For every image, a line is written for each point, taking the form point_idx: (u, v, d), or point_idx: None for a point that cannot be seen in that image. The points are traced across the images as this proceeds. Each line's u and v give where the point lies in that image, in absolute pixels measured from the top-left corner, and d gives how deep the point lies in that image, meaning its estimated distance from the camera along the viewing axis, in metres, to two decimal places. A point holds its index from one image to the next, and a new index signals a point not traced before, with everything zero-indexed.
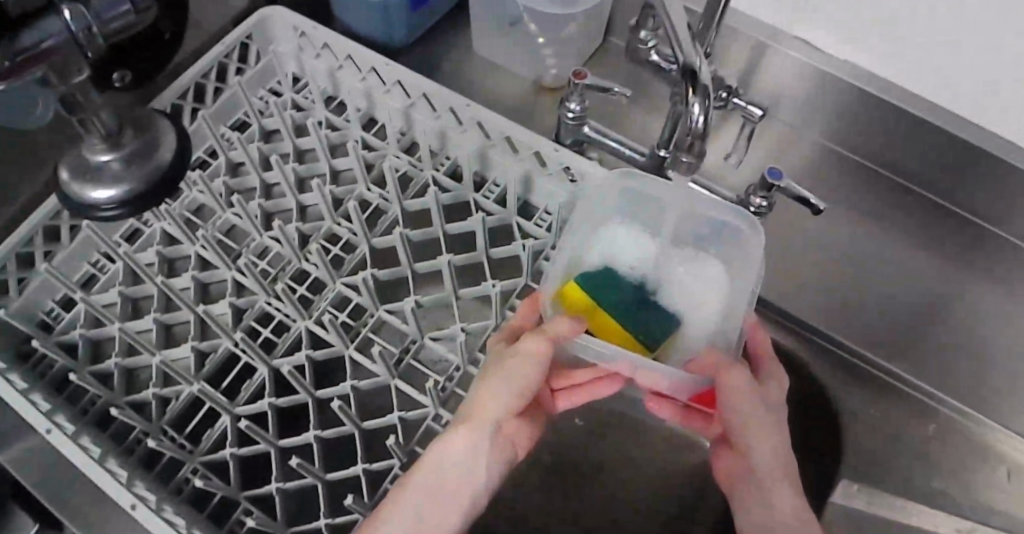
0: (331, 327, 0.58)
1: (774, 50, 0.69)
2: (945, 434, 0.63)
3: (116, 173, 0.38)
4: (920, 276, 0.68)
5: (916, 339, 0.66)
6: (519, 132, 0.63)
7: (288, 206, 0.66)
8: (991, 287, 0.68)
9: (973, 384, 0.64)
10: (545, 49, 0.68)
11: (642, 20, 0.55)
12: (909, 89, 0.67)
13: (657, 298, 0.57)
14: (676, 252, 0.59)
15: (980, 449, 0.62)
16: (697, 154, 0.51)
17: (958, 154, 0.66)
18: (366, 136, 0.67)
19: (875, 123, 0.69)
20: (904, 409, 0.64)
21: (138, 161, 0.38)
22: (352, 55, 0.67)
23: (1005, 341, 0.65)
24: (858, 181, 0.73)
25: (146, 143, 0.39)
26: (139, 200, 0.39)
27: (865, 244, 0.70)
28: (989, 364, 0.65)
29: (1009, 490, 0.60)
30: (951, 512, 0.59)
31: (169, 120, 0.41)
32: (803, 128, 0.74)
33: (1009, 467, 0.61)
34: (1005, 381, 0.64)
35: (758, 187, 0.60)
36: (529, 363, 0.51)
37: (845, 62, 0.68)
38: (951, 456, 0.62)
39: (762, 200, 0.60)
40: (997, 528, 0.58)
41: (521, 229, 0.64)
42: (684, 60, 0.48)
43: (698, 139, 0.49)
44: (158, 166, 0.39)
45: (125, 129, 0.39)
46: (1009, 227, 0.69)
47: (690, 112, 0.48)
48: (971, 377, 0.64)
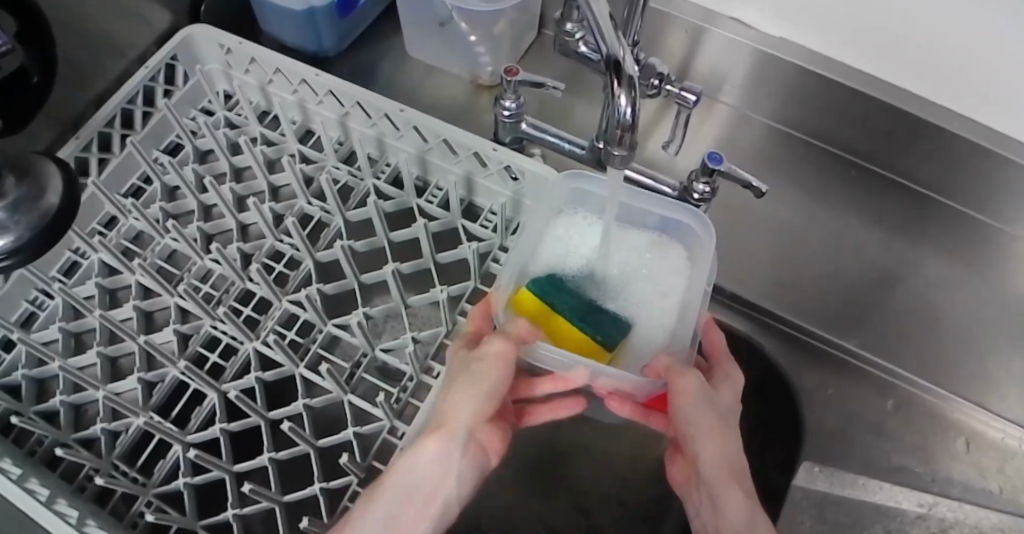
0: (278, 348, 0.55)
1: (708, 32, 0.68)
2: (902, 408, 0.63)
3: (2, 223, 0.39)
4: (869, 250, 0.68)
5: (871, 315, 0.66)
6: (456, 134, 0.61)
7: (228, 227, 0.64)
8: (938, 256, 0.68)
9: (927, 355, 0.64)
10: (477, 46, 0.67)
11: (567, 12, 0.53)
12: (846, 62, 0.66)
13: (610, 301, 0.56)
14: (632, 245, 0.57)
15: (937, 421, 0.62)
16: (628, 147, 0.47)
17: (899, 125, 0.66)
18: (303, 148, 0.66)
19: (815, 99, 0.69)
20: (860, 385, 0.64)
21: (23, 210, 0.39)
22: (280, 69, 0.66)
23: (955, 310, 0.66)
24: (803, 160, 0.73)
25: (32, 188, 0.40)
26: (27, 249, 0.39)
27: (814, 222, 0.70)
28: (942, 334, 0.65)
29: (968, 460, 0.61)
30: (913, 487, 0.59)
31: (56, 163, 0.41)
32: (745, 109, 0.74)
33: (966, 437, 0.62)
34: (956, 348, 0.64)
35: (701, 172, 0.56)
36: (495, 367, 0.49)
37: (780, 39, 0.67)
38: (910, 430, 0.62)
39: (706, 186, 0.57)
40: (956, 499, 0.59)
41: (467, 232, 0.62)
42: (607, 52, 0.43)
43: (629, 131, 0.46)
44: (46, 213, 0.40)
45: (8, 177, 0.39)
46: (952, 194, 0.69)
47: (616, 104, 0.45)
48: (924, 348, 0.64)
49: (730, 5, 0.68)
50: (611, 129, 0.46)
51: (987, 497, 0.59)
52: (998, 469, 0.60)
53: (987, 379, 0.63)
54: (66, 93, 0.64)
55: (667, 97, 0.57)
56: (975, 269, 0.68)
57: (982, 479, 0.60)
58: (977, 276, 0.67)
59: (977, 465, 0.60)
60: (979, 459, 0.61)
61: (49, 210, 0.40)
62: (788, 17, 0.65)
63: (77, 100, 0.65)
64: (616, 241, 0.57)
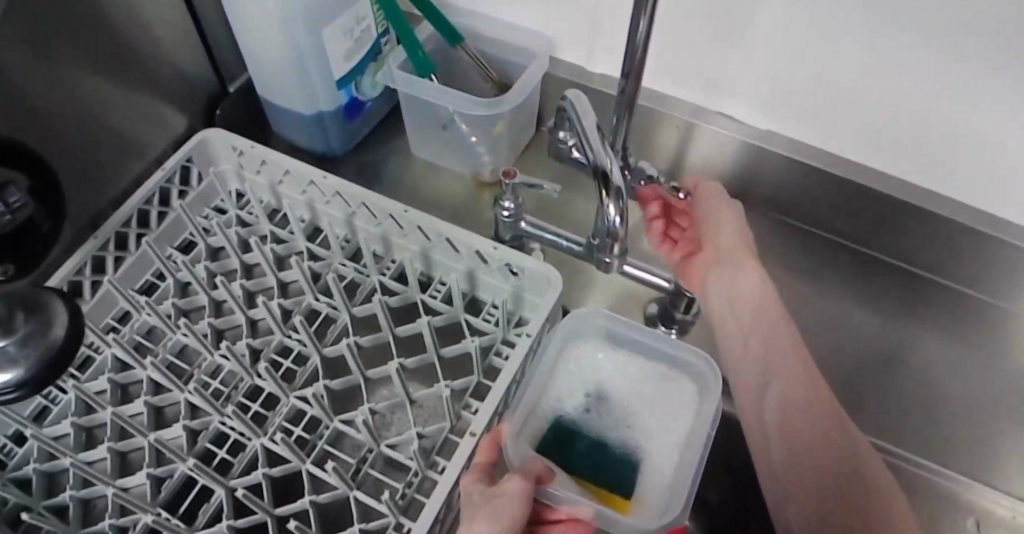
0: (284, 443, 0.56)
1: (697, 126, 0.71)
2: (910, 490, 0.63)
3: (12, 356, 0.45)
4: (863, 332, 0.70)
5: (871, 397, 0.66)
6: (457, 232, 0.64)
7: (238, 322, 0.66)
8: (933, 334, 0.70)
9: (932, 437, 0.64)
10: (478, 146, 0.70)
11: (557, 121, 0.55)
12: (830, 152, 0.69)
13: (614, 441, 0.51)
14: (635, 383, 0.54)
15: (947, 503, 0.62)
16: (620, 248, 0.50)
17: (885, 208, 0.68)
18: (311, 246, 0.68)
19: (802, 187, 0.71)
20: None
21: (32, 343, 0.46)
22: (290, 171, 0.69)
23: (953, 389, 0.67)
24: (794, 243, 0.75)
25: (40, 324, 0.47)
26: (34, 381, 0.45)
27: (810, 305, 0.72)
28: (942, 413, 0.65)
29: None
30: None
31: (63, 301, 0.48)
32: (736, 196, 0.77)
33: (976, 518, 0.62)
34: (957, 428, 0.65)
35: None
36: (514, 506, 0.46)
37: (766, 131, 0.70)
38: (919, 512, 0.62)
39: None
40: None
41: (470, 326, 0.63)
42: (595, 163, 0.46)
43: (620, 235, 0.48)
44: (49, 346, 0.46)
45: (19, 315, 0.46)
46: (943, 273, 0.70)
47: (606, 212, 0.47)
48: (928, 432, 0.65)
49: (721, 101, 0.70)
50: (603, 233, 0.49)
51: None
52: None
53: (995, 460, 0.64)
54: (87, 195, 0.67)
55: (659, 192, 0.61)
56: (975, 348, 0.69)
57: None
58: (976, 355, 0.68)
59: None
60: None
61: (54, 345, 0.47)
62: (773, 112, 0.68)
63: (97, 202, 0.68)
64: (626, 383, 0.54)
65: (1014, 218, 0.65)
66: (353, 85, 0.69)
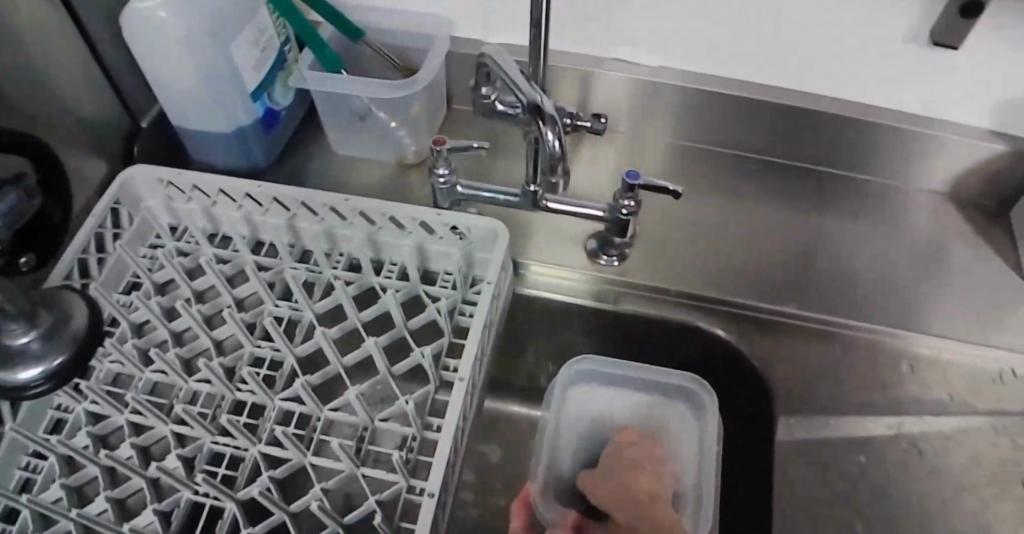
0: (286, 440, 0.57)
1: (596, 74, 0.77)
2: (849, 352, 0.70)
3: (37, 353, 0.48)
4: (779, 226, 0.77)
5: (797, 279, 0.73)
6: (398, 208, 0.67)
7: (204, 346, 0.66)
8: (838, 216, 0.78)
9: (857, 302, 0.72)
10: (399, 131, 0.74)
11: (478, 79, 0.56)
12: (716, 75, 0.76)
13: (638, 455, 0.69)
14: (628, 403, 0.74)
15: (881, 355, 0.69)
16: (562, 174, 0.54)
17: (774, 113, 0.76)
18: (258, 258, 0.69)
19: (699, 110, 0.79)
20: (810, 340, 0.70)
21: (58, 337, 0.49)
22: (223, 189, 0.70)
23: (864, 257, 0.75)
24: (705, 164, 0.82)
25: (62, 318, 0.50)
26: (61, 374, 0.49)
27: (728, 213, 0.78)
28: (861, 280, 0.73)
29: (916, 380, 0.68)
30: (880, 413, 0.66)
31: (80, 298, 0.52)
32: (643, 133, 0.83)
33: (910, 362, 0.69)
34: (876, 289, 0.73)
35: (622, 190, 0.62)
36: None
37: (658, 66, 0.77)
38: (863, 368, 0.69)
39: (631, 201, 0.62)
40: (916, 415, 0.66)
41: (429, 295, 0.67)
42: (527, 98, 0.50)
43: (560, 161, 0.52)
44: (74, 337, 0.50)
45: (42, 315, 0.49)
46: (833, 162, 0.79)
47: (545, 141, 0.51)
48: (854, 299, 0.72)
49: (612, 49, 0.76)
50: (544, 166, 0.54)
51: (943, 414, 0.66)
52: (945, 386, 0.67)
53: (915, 309, 0.71)
54: None
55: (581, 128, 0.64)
56: (876, 221, 0.77)
57: (936, 400, 0.66)
58: (877, 225, 0.77)
59: (928, 387, 0.67)
60: (925, 376, 0.68)
61: (79, 336, 0.50)
62: (662, 49, 0.75)
63: None
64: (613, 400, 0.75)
65: (882, 102, 0.74)
66: (266, 95, 0.71)
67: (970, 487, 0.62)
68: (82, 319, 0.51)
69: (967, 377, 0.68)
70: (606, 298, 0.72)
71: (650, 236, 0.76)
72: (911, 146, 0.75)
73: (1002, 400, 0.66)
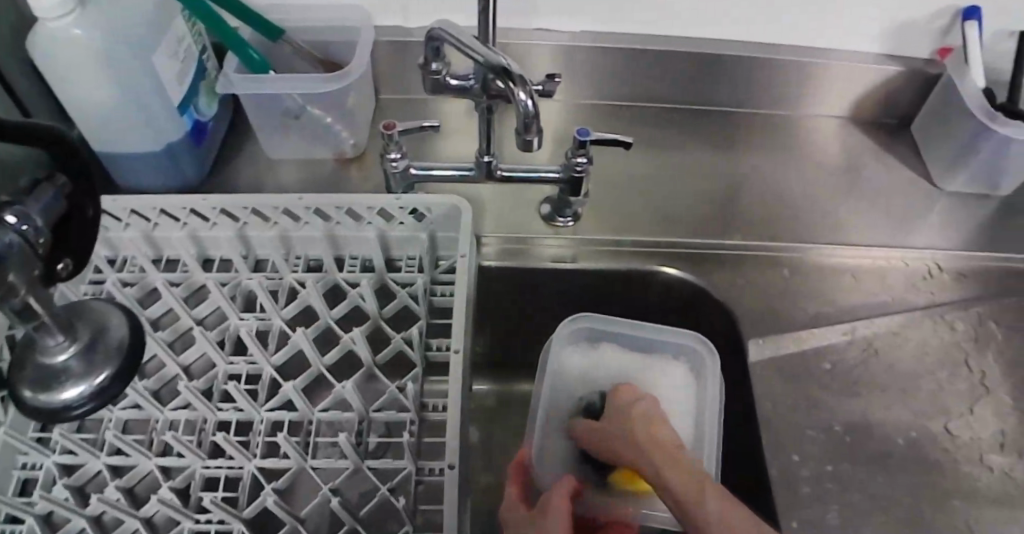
0: (286, 447, 0.56)
1: (521, 46, 0.78)
2: (797, 272, 0.73)
3: (78, 371, 0.41)
4: (713, 168, 0.81)
5: (738, 214, 0.77)
6: (353, 198, 0.66)
7: (172, 374, 0.64)
8: (764, 151, 0.82)
9: (797, 224, 0.76)
10: (335, 125, 0.73)
11: (427, 56, 0.58)
12: (635, 32, 0.79)
13: None
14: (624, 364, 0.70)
15: (828, 270, 0.74)
16: (539, 134, 0.55)
17: (693, 62, 0.80)
18: (212, 274, 0.67)
19: (622, 69, 0.81)
20: (762, 267, 0.74)
21: (96, 351, 0.42)
22: (163, 209, 0.68)
23: (795, 185, 0.79)
24: (636, 119, 0.85)
25: (98, 328, 0.43)
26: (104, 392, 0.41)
27: (664, 164, 0.81)
28: (795, 205, 0.78)
29: (861, 287, 0.73)
30: (835, 323, 0.70)
31: (118, 307, 0.44)
32: (571, 98, 0.85)
33: (852, 272, 0.73)
34: (811, 212, 0.77)
35: (574, 148, 0.64)
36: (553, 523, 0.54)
37: (578, 31, 0.79)
38: (813, 285, 0.73)
39: (583, 158, 0.64)
40: (867, 318, 0.70)
41: (397, 282, 0.67)
42: (492, 60, 0.54)
43: (535, 118, 0.54)
44: (119, 344, 0.43)
45: (76, 325, 0.42)
46: (750, 102, 0.84)
47: (518, 99, 0.53)
48: (794, 223, 0.76)
49: (532, 19, 0.77)
50: (518, 127, 0.55)
51: (892, 313, 0.71)
52: (888, 287, 0.72)
53: (849, 224, 0.76)
54: None
55: (548, 91, 0.60)
56: (798, 150, 0.82)
57: (881, 301, 0.72)
58: (800, 154, 0.82)
59: (874, 291, 0.72)
60: (868, 283, 0.73)
61: (122, 343, 0.43)
62: (581, 14, 0.77)
63: None
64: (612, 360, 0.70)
65: (790, 39, 0.78)
66: (192, 108, 0.68)
67: (923, 375, 0.67)
68: (120, 327, 0.44)
69: (905, 276, 0.73)
70: (567, 255, 0.73)
71: (598, 194, 0.78)
72: (823, 72, 0.79)
73: (937, 291, 0.72)
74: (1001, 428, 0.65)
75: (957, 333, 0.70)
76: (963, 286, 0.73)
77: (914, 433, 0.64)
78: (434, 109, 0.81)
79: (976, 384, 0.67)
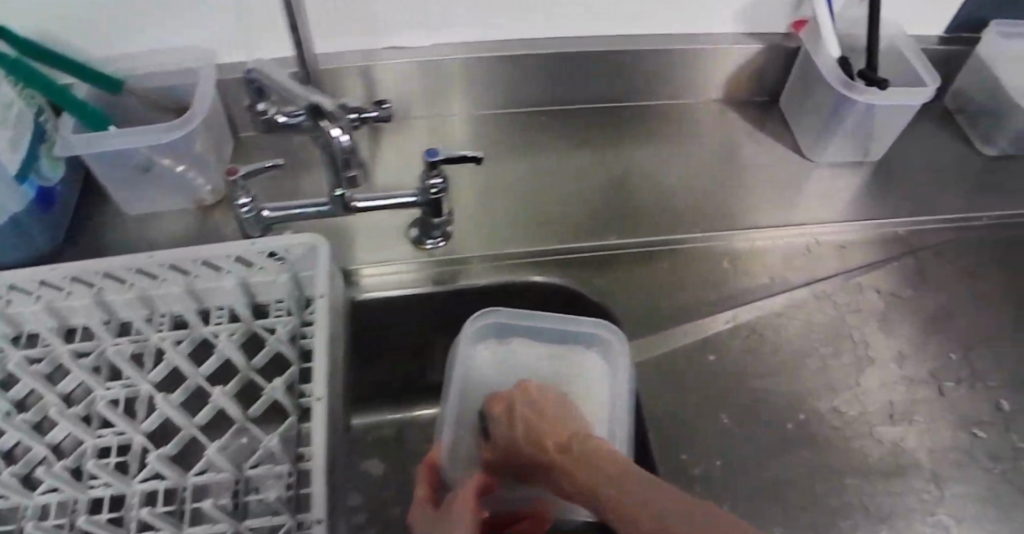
0: (155, 520, 0.52)
1: (377, 66, 0.76)
2: (679, 264, 0.72)
3: None
4: (591, 167, 0.79)
5: (618, 210, 0.76)
6: (208, 250, 0.64)
7: (40, 456, 0.60)
8: (642, 142, 0.82)
9: (677, 214, 0.75)
10: (187, 172, 0.70)
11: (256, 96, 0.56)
12: (493, 40, 0.78)
13: None
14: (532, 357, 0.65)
15: (712, 257, 0.72)
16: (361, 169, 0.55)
17: (557, 62, 0.79)
18: (73, 345, 0.63)
19: (487, 77, 0.80)
20: (644, 263, 0.72)
21: None
22: (14, 284, 0.64)
23: (673, 173, 0.79)
24: (510, 126, 0.83)
25: None
26: None
27: (542, 168, 0.79)
28: (675, 194, 0.77)
29: (744, 271, 0.71)
30: (719, 310, 0.69)
31: None
32: (442, 112, 0.83)
33: (733, 257, 0.72)
34: (691, 201, 0.76)
35: (426, 169, 0.62)
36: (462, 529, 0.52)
37: (432, 46, 0.77)
38: (696, 274, 0.71)
39: (438, 179, 0.63)
40: (751, 301, 0.70)
41: (266, 328, 0.65)
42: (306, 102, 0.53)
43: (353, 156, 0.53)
44: None
45: None
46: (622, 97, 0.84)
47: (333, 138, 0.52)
48: (671, 213, 0.75)
49: (383, 39, 0.75)
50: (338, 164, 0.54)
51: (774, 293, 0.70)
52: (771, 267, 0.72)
53: (729, 207, 0.75)
54: None
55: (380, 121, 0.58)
56: (674, 137, 0.82)
57: (765, 280, 0.70)
58: (677, 141, 0.81)
59: (757, 272, 0.71)
60: (752, 266, 0.72)
61: None
62: (434, 29, 0.75)
63: None
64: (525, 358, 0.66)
65: (648, 29, 0.77)
66: (33, 175, 0.65)
67: (809, 353, 0.67)
68: None
69: (787, 254, 0.73)
70: (445, 274, 0.71)
71: (472, 208, 0.76)
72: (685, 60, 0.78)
73: (818, 265, 0.72)
74: (887, 397, 0.65)
75: (840, 305, 0.70)
76: (844, 257, 0.72)
77: (803, 414, 0.64)
78: (296, 145, 0.78)
79: (860, 355, 0.67)
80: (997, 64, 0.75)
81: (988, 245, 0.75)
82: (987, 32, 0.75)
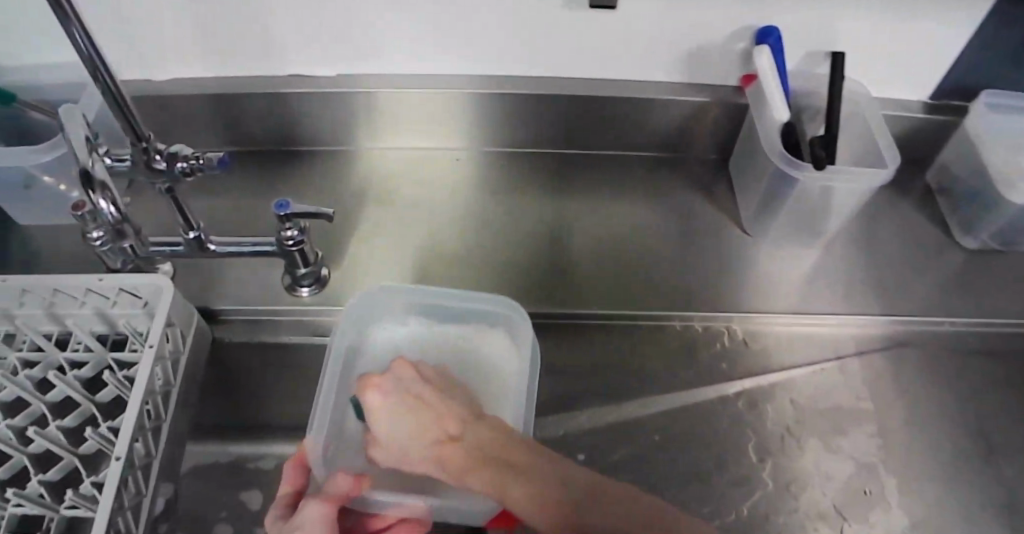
0: None
1: (282, 94, 0.68)
2: (596, 343, 0.63)
3: None
4: (523, 215, 0.70)
5: (542, 272, 0.66)
6: (62, 279, 0.61)
7: None
8: (583, 195, 0.71)
9: (592, 284, 0.65)
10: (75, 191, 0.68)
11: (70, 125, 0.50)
12: (413, 73, 0.68)
13: None
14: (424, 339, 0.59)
15: (630, 341, 0.63)
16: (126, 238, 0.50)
17: (483, 104, 0.68)
18: None
19: (408, 115, 0.70)
20: (558, 339, 0.63)
21: None
22: None
23: (611, 234, 0.68)
24: (442, 162, 0.73)
25: None
26: None
27: (466, 212, 0.70)
28: (607, 257, 0.67)
29: (662, 364, 0.62)
30: (619, 404, 0.60)
31: None
32: (368, 146, 0.74)
33: (650, 343, 0.63)
34: (625, 267, 0.66)
35: (280, 221, 0.57)
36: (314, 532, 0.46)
37: (341, 76, 0.68)
38: (610, 357, 0.62)
39: (293, 231, 0.57)
40: (659, 397, 0.60)
41: (120, 362, 0.62)
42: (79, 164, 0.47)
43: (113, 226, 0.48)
44: None
45: None
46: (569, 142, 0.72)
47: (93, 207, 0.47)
48: (588, 282, 0.65)
49: (285, 65, 0.67)
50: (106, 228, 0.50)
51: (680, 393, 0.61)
52: (684, 362, 0.62)
53: (653, 281, 0.65)
54: None
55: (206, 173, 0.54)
56: (621, 190, 0.71)
57: (676, 374, 0.61)
58: (622, 197, 0.71)
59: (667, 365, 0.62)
60: (672, 356, 0.62)
61: None
62: (342, 59, 0.67)
63: None
64: (428, 344, 0.59)
65: (588, 71, 0.66)
66: None
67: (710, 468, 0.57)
68: None
69: (706, 345, 0.63)
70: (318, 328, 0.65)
71: (367, 253, 0.68)
72: (624, 109, 0.68)
73: (740, 361, 0.62)
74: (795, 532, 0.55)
75: (758, 414, 0.60)
76: (772, 356, 0.62)
77: None
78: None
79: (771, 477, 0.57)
80: (980, 144, 0.63)
81: (949, 355, 0.64)
82: (973, 104, 0.63)
